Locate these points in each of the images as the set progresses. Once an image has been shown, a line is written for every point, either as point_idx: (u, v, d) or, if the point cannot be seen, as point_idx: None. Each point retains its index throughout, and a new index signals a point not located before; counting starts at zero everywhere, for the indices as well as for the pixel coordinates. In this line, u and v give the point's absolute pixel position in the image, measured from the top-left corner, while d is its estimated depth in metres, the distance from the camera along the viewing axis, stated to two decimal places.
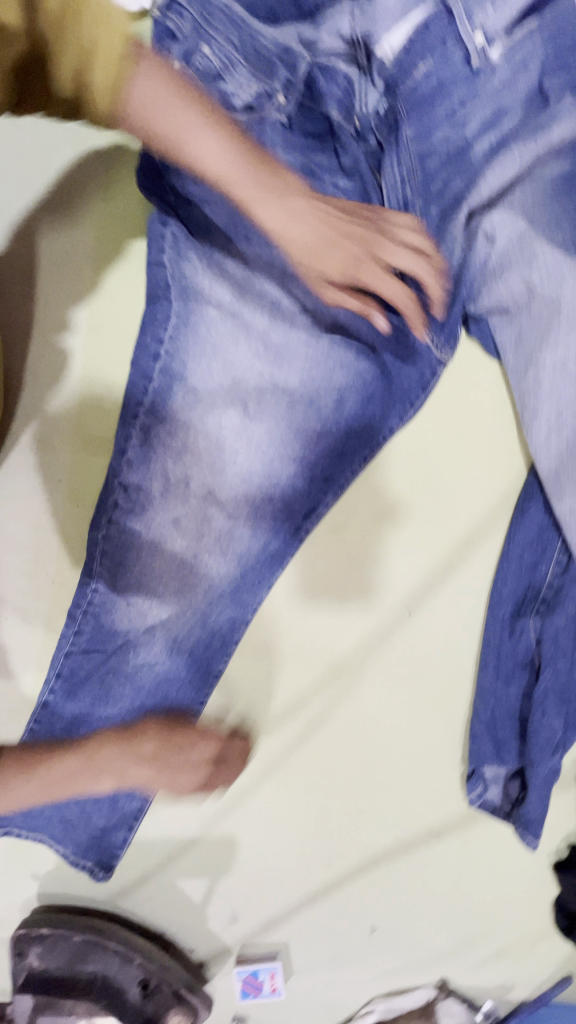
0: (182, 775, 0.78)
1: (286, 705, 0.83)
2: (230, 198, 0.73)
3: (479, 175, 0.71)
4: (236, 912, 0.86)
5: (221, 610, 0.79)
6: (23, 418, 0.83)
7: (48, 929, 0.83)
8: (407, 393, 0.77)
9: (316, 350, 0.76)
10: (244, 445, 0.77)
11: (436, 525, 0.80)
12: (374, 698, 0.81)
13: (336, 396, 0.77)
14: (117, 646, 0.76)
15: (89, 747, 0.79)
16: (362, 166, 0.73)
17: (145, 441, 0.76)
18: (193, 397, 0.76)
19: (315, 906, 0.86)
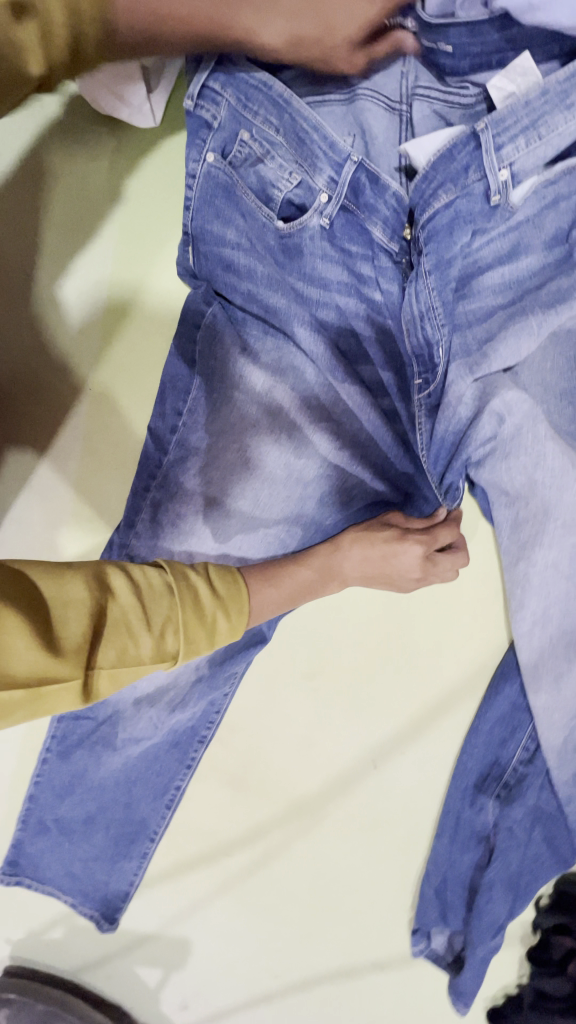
0: (399, 573, 0.73)
1: (247, 830, 0.86)
2: (259, 308, 0.72)
3: (494, 331, 0.63)
4: (186, 1002, 0.92)
5: (188, 736, 0.82)
6: (11, 529, 0.87)
7: (15, 995, 0.91)
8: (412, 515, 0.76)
9: (332, 459, 0.74)
10: (226, 560, 0.77)
11: (408, 684, 0.79)
12: (332, 838, 0.84)
13: (343, 503, 0.76)
14: (107, 722, 0.81)
15: (76, 816, 0.84)
16: (393, 294, 0.68)
17: (154, 523, 0.78)
18: (205, 483, 0.77)
19: (258, 1010, 0.90)
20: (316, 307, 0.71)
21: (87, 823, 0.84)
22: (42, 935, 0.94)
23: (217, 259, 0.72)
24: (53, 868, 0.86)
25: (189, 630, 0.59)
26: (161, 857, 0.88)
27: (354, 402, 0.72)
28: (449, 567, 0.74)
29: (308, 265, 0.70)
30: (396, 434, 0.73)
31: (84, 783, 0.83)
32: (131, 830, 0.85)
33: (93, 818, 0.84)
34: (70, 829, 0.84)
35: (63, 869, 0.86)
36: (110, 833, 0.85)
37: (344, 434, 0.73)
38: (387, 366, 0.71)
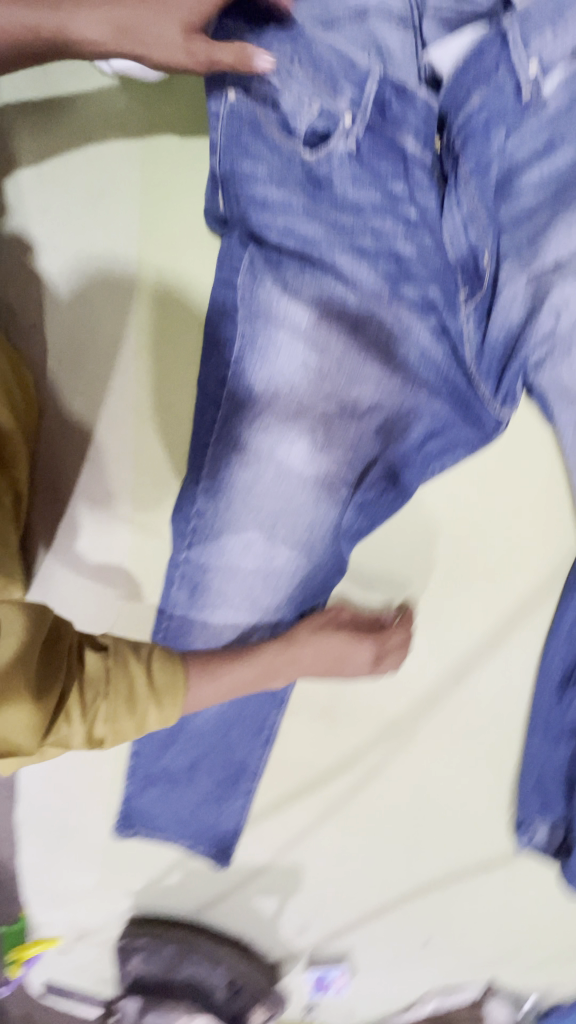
0: (350, 662, 0.80)
1: (342, 757, 0.90)
2: (296, 241, 0.71)
3: (542, 229, 0.65)
4: (304, 923, 0.98)
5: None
6: (77, 507, 0.91)
7: (145, 938, 0.98)
8: (473, 438, 0.74)
9: (386, 385, 0.74)
10: (292, 495, 0.80)
11: (484, 598, 0.81)
12: (425, 753, 0.88)
13: (400, 431, 0.75)
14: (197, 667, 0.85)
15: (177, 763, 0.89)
16: (430, 205, 0.69)
17: (215, 474, 0.80)
18: (260, 425, 0.78)
19: (374, 920, 0.96)
20: (354, 233, 0.70)
21: (188, 770, 0.89)
22: (161, 882, 1.00)
23: (249, 197, 0.70)
24: (166, 816, 0.91)
25: (115, 715, 0.66)
26: (264, 794, 0.93)
27: (403, 321, 0.72)
28: (400, 646, 0.82)
29: (339, 191, 0.70)
30: (448, 351, 0.72)
31: (183, 732, 0.87)
32: (232, 772, 0.90)
33: (193, 763, 0.89)
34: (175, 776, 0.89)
35: (174, 816, 0.91)
36: (213, 774, 0.89)
37: (395, 360, 0.73)
38: (433, 283, 0.70)
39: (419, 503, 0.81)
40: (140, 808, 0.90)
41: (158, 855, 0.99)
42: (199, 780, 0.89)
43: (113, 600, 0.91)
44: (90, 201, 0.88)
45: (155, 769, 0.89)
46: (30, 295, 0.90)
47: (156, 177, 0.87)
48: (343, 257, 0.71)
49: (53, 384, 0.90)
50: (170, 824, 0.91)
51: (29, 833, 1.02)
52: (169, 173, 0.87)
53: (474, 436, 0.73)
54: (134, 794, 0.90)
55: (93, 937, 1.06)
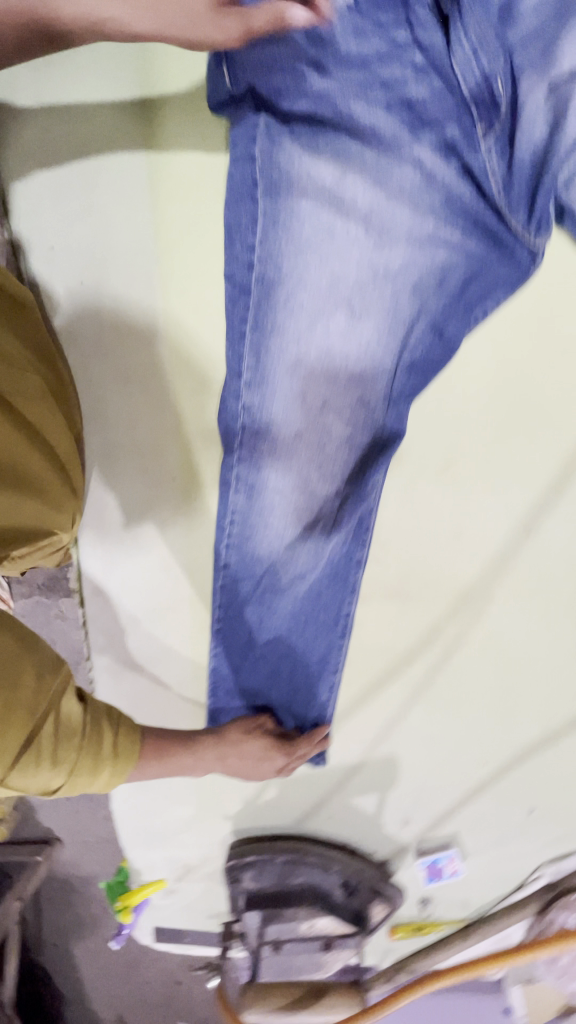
0: (265, 763, 0.88)
1: (421, 636, 0.90)
2: (308, 104, 0.70)
3: (553, 44, 0.65)
4: (407, 815, 0.98)
5: (345, 563, 0.86)
6: (126, 433, 0.93)
7: (255, 856, 0.96)
8: (510, 274, 0.74)
9: (417, 235, 0.74)
10: (337, 370, 0.80)
11: (542, 443, 0.81)
12: (504, 616, 0.88)
13: (438, 280, 0.76)
14: (267, 561, 0.87)
15: (262, 663, 0.91)
16: (438, 41, 0.68)
17: (258, 362, 0.80)
18: (295, 303, 0.77)
19: (477, 798, 0.96)
20: (365, 87, 0.70)
21: (272, 667, 0.91)
22: (257, 800, 1.00)
23: (256, 66, 0.69)
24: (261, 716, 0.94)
25: (80, 768, 0.67)
26: (348, 688, 0.94)
27: (427, 165, 0.72)
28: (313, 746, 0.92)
29: (343, 45, 0.68)
30: (474, 190, 0.72)
31: (261, 631, 0.90)
32: (317, 665, 0.90)
33: (277, 660, 0.91)
34: (260, 674, 0.92)
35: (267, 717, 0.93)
36: (298, 668, 0.91)
37: (425, 207, 0.73)
38: (450, 123, 0.70)
39: (464, 357, 0.80)
40: (233, 709, 0.94)
41: (249, 781, 0.97)
42: (284, 675, 0.92)
43: (180, 516, 0.96)
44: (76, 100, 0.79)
45: (240, 670, 0.92)
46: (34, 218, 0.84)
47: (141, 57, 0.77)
48: (359, 110, 0.70)
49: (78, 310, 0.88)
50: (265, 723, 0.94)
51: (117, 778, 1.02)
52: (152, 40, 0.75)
53: (507, 274, 0.74)
54: (224, 698, 0.94)
55: (197, 872, 1.06)
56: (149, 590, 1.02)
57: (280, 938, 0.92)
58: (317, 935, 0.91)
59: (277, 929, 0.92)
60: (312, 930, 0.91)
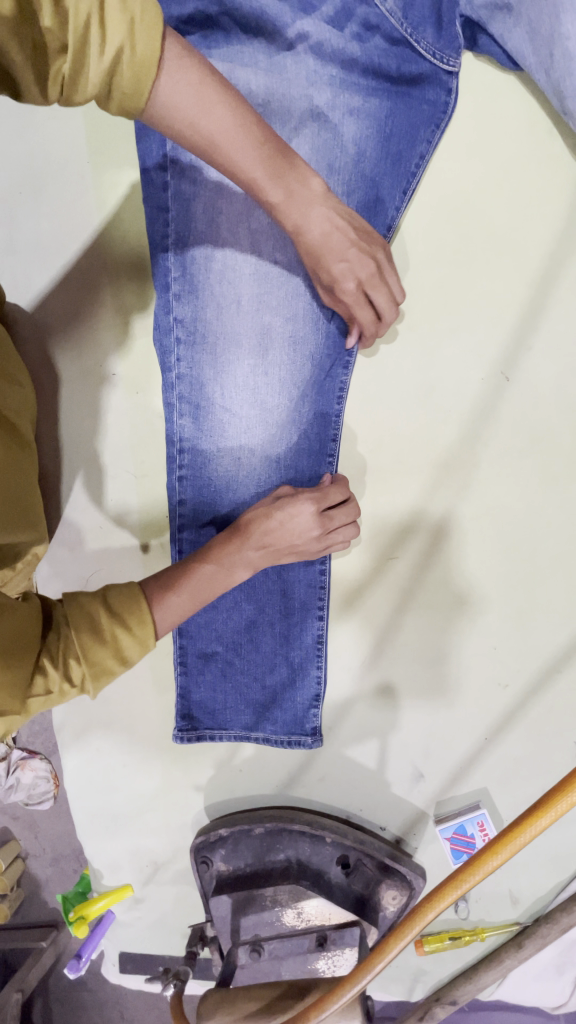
0: (298, 531, 0.66)
1: (401, 525, 0.76)
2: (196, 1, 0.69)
3: None
4: (418, 769, 0.78)
5: (315, 473, 0.77)
6: (63, 334, 0.86)
7: (226, 829, 0.75)
8: (429, 118, 0.71)
9: (319, 103, 0.70)
10: (269, 265, 0.75)
11: (506, 273, 0.72)
12: (498, 487, 0.74)
13: (355, 148, 0.70)
14: (226, 493, 0.79)
15: (234, 613, 0.78)
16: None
17: (186, 272, 0.76)
18: (214, 208, 0.74)
19: (505, 738, 0.75)
20: None
21: (246, 616, 0.78)
22: (232, 762, 0.82)
23: None
24: (243, 681, 0.79)
25: (94, 646, 0.53)
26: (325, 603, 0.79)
27: (322, 40, 0.69)
28: (347, 524, 0.70)
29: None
30: (382, 42, 0.69)
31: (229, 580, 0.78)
32: (298, 604, 0.77)
33: (250, 610, 0.78)
34: (233, 626, 0.78)
35: (243, 652, 0.78)
36: (271, 616, 0.78)
37: (322, 78, 0.70)
38: None
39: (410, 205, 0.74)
40: (207, 686, 0.79)
41: (218, 732, 0.80)
42: (261, 626, 0.78)
43: (123, 419, 0.86)
44: None
45: (206, 627, 0.78)
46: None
47: None
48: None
49: (15, 218, 0.84)
50: (248, 687, 0.79)
51: (64, 748, 0.85)
52: None
53: (429, 123, 0.71)
54: (194, 673, 0.79)
55: (167, 872, 0.85)
56: (97, 514, 0.87)
57: (258, 939, 0.69)
58: (306, 926, 0.69)
59: (253, 924, 0.69)
60: (300, 921, 0.69)
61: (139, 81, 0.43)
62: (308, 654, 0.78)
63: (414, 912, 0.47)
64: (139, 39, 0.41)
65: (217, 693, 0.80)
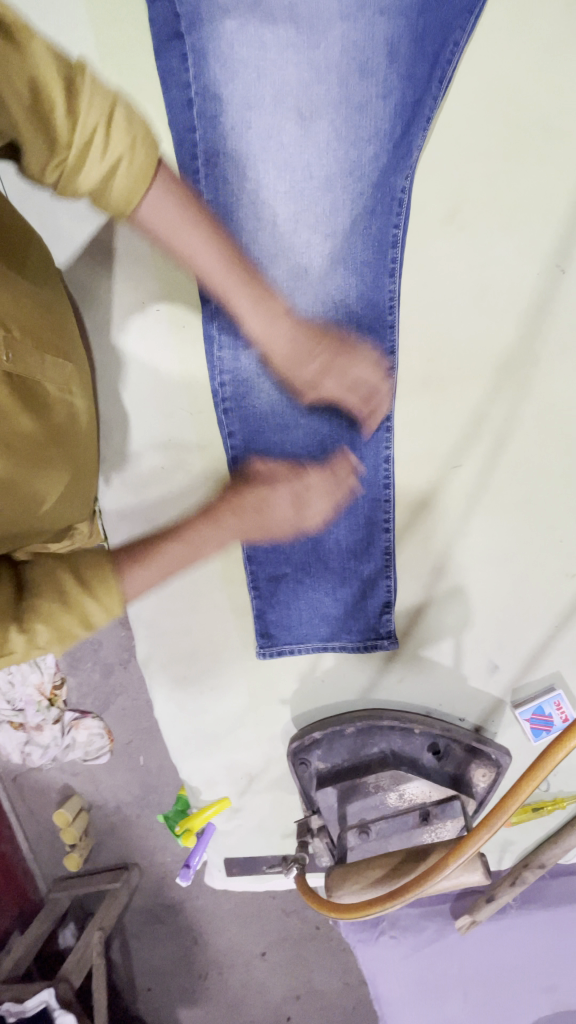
0: (274, 515, 0.76)
1: (464, 430, 0.79)
2: None
3: None
4: (494, 660, 0.82)
5: (370, 393, 0.78)
6: (100, 272, 0.84)
7: (320, 732, 0.80)
8: (463, 4, 0.68)
9: (349, 3, 0.67)
10: (303, 180, 0.73)
11: (553, 161, 0.72)
12: (555, 382, 0.75)
13: (387, 47, 0.68)
14: (275, 418, 0.81)
15: (306, 532, 0.82)
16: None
17: (218, 200, 0.75)
18: (242, 128, 0.72)
19: (574, 623, 0.80)
20: None
21: (316, 537, 0.81)
22: (313, 673, 0.86)
23: None
24: (319, 592, 0.83)
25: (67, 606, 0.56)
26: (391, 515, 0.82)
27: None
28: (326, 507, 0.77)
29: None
30: None
31: None
32: (370, 517, 0.81)
33: (317, 526, 0.82)
34: (304, 547, 0.82)
35: (319, 566, 0.83)
36: (339, 534, 0.81)
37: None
38: None
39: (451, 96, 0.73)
40: (281, 598, 0.84)
41: (303, 640, 0.85)
42: (331, 541, 0.82)
43: (171, 355, 0.85)
44: None
45: (275, 549, 0.82)
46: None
47: None
48: None
49: None
50: (322, 597, 0.83)
51: (155, 675, 0.90)
52: None
53: (465, 3, 0.68)
54: (267, 590, 0.84)
55: (261, 780, 0.91)
56: (152, 450, 0.88)
57: (366, 821, 0.76)
58: (409, 805, 0.75)
59: (359, 809, 0.76)
60: (403, 801, 0.75)
61: (130, 189, 0.51)
62: (378, 563, 0.82)
63: (542, 758, 0.53)
64: (137, 156, 0.49)
65: (292, 606, 0.84)
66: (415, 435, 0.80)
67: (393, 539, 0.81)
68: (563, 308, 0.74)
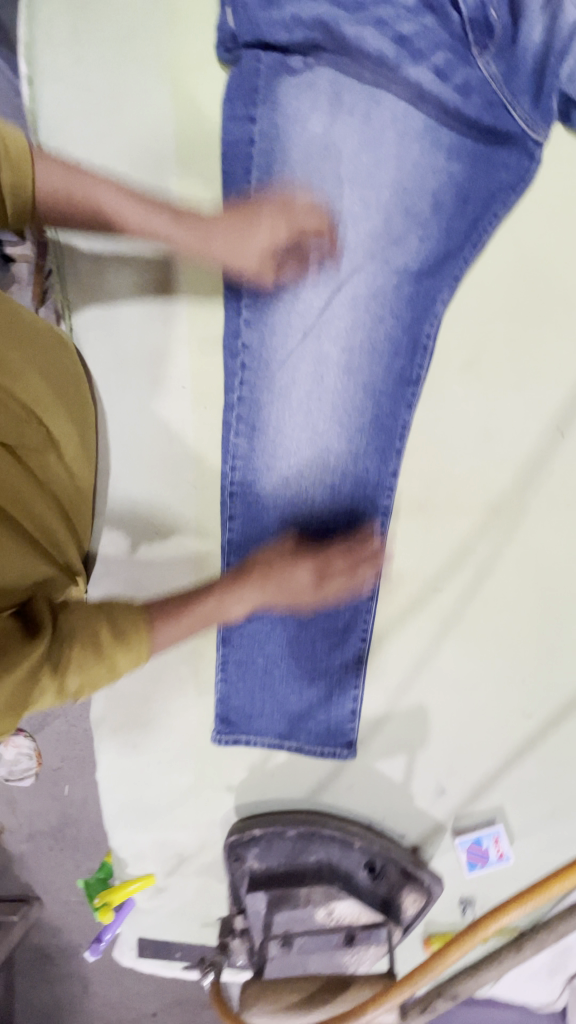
0: (298, 588, 0.76)
1: (450, 558, 0.82)
2: (304, 34, 0.74)
3: None
4: (442, 784, 0.83)
5: (368, 502, 0.82)
6: (132, 338, 0.87)
7: (261, 831, 0.79)
8: (507, 183, 0.74)
9: (406, 162, 0.75)
10: (336, 302, 0.79)
11: (568, 334, 0.78)
12: (539, 533, 0.80)
13: (433, 200, 0.75)
14: (273, 510, 0.83)
15: (287, 623, 0.83)
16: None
17: (256, 300, 0.79)
18: (291, 244, 0.78)
19: (522, 762, 0.82)
20: (361, 24, 0.73)
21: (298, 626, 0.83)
22: (264, 766, 0.86)
23: (258, 4, 0.73)
24: (284, 684, 0.83)
25: (99, 657, 0.59)
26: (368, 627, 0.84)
27: (421, 85, 0.74)
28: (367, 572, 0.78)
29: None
30: (481, 102, 0.73)
31: None
32: (348, 619, 0.83)
33: (298, 621, 0.82)
34: (283, 636, 0.83)
35: (292, 662, 0.83)
36: (315, 633, 0.83)
37: (411, 133, 0.75)
38: (443, 48, 0.73)
39: (484, 256, 0.78)
40: (248, 684, 0.84)
41: (258, 732, 0.85)
42: (307, 636, 0.83)
43: (186, 430, 0.88)
44: (107, 44, 0.85)
45: (253, 628, 0.83)
46: (59, 129, 0.86)
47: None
48: (360, 35, 0.73)
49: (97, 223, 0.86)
50: (287, 691, 0.83)
51: (103, 740, 0.88)
52: None
53: (511, 181, 0.74)
54: (233, 675, 0.84)
55: (191, 864, 0.89)
56: (148, 517, 0.90)
57: (290, 931, 0.77)
58: (336, 922, 0.77)
59: (286, 919, 0.77)
60: (330, 918, 0.77)
61: (21, 160, 0.59)
62: (347, 668, 0.83)
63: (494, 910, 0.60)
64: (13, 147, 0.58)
65: (255, 695, 0.84)
66: (402, 553, 0.83)
67: (369, 644, 0.83)
68: (557, 468, 0.79)
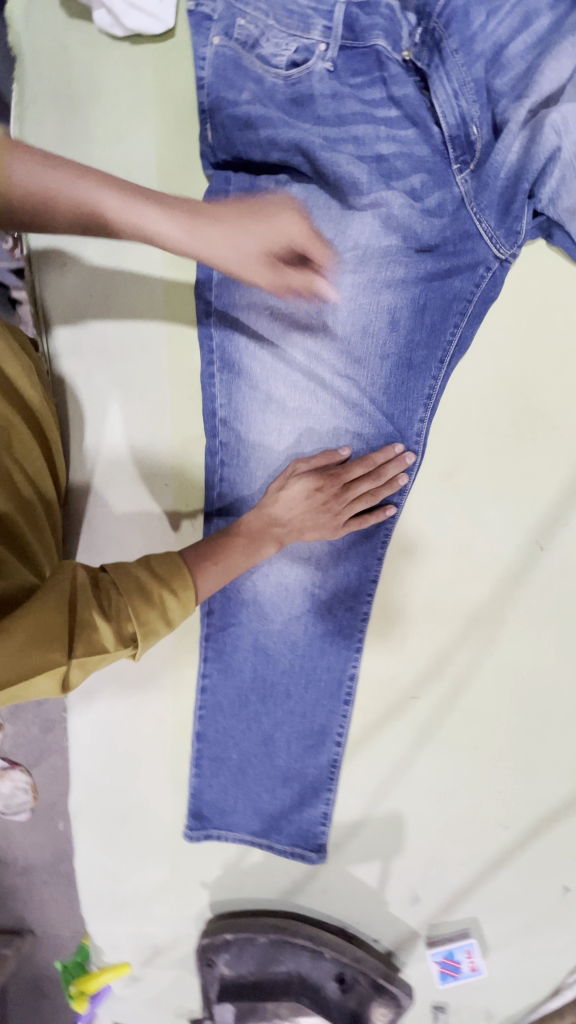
0: (317, 500, 0.75)
1: (428, 667, 0.81)
2: (279, 152, 0.74)
3: (527, 76, 0.68)
4: (416, 893, 0.83)
5: (348, 607, 0.81)
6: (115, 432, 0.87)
7: (232, 936, 0.81)
8: (463, 294, 0.74)
9: (361, 279, 0.75)
10: (305, 407, 0.78)
11: (549, 449, 0.77)
12: (519, 646, 0.79)
13: (389, 317, 0.75)
14: (253, 612, 0.81)
15: (263, 723, 0.83)
16: (410, 95, 0.72)
17: (230, 404, 0.80)
18: (260, 352, 0.78)
19: (498, 874, 0.81)
20: (337, 143, 0.73)
21: (280, 727, 0.82)
22: (240, 864, 0.87)
23: (236, 126, 0.74)
24: (260, 782, 0.83)
25: (144, 608, 0.62)
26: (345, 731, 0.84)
27: (391, 211, 0.73)
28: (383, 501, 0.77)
29: (322, 108, 0.73)
30: (450, 219, 0.73)
31: (258, 695, 0.82)
32: (323, 724, 0.82)
33: (279, 722, 0.82)
34: (261, 736, 0.83)
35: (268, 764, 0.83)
36: (290, 736, 0.82)
37: (372, 252, 0.74)
38: (418, 172, 0.73)
39: (463, 370, 0.78)
40: (227, 776, 0.84)
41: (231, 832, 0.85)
42: (283, 738, 0.82)
43: (166, 526, 0.87)
44: (97, 145, 0.85)
45: (230, 726, 0.83)
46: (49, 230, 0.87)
47: (163, 102, 0.84)
48: (332, 155, 0.73)
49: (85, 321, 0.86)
50: (265, 792, 0.83)
51: (83, 829, 0.89)
52: (172, 98, 0.84)
53: (474, 296, 0.74)
54: (209, 772, 0.84)
55: (167, 956, 0.89)
56: None
57: None
58: None
59: None
60: None
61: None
62: (323, 769, 0.83)
63: None
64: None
65: (234, 792, 0.84)
66: (381, 658, 0.82)
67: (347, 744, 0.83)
68: (538, 583, 0.78)
